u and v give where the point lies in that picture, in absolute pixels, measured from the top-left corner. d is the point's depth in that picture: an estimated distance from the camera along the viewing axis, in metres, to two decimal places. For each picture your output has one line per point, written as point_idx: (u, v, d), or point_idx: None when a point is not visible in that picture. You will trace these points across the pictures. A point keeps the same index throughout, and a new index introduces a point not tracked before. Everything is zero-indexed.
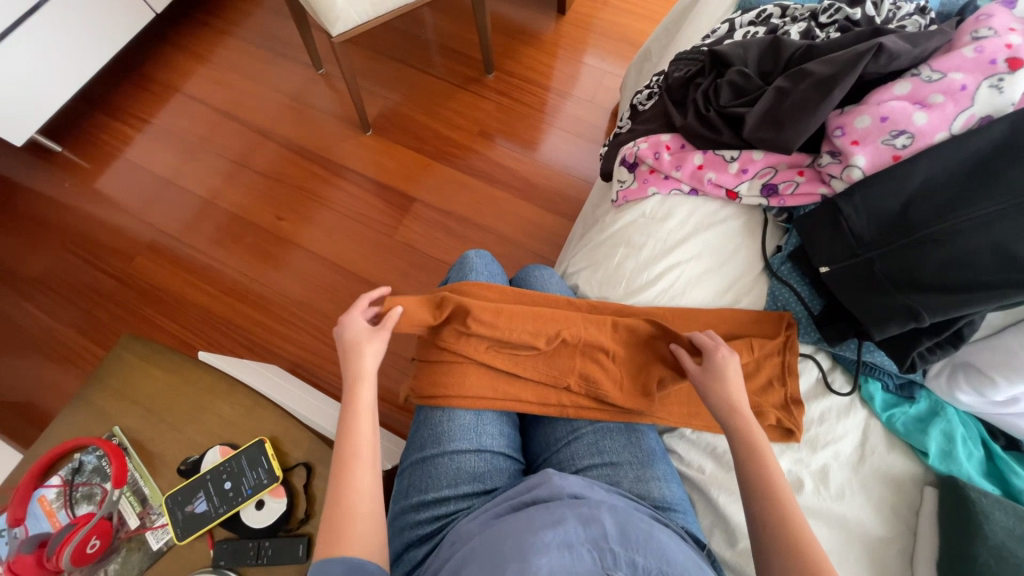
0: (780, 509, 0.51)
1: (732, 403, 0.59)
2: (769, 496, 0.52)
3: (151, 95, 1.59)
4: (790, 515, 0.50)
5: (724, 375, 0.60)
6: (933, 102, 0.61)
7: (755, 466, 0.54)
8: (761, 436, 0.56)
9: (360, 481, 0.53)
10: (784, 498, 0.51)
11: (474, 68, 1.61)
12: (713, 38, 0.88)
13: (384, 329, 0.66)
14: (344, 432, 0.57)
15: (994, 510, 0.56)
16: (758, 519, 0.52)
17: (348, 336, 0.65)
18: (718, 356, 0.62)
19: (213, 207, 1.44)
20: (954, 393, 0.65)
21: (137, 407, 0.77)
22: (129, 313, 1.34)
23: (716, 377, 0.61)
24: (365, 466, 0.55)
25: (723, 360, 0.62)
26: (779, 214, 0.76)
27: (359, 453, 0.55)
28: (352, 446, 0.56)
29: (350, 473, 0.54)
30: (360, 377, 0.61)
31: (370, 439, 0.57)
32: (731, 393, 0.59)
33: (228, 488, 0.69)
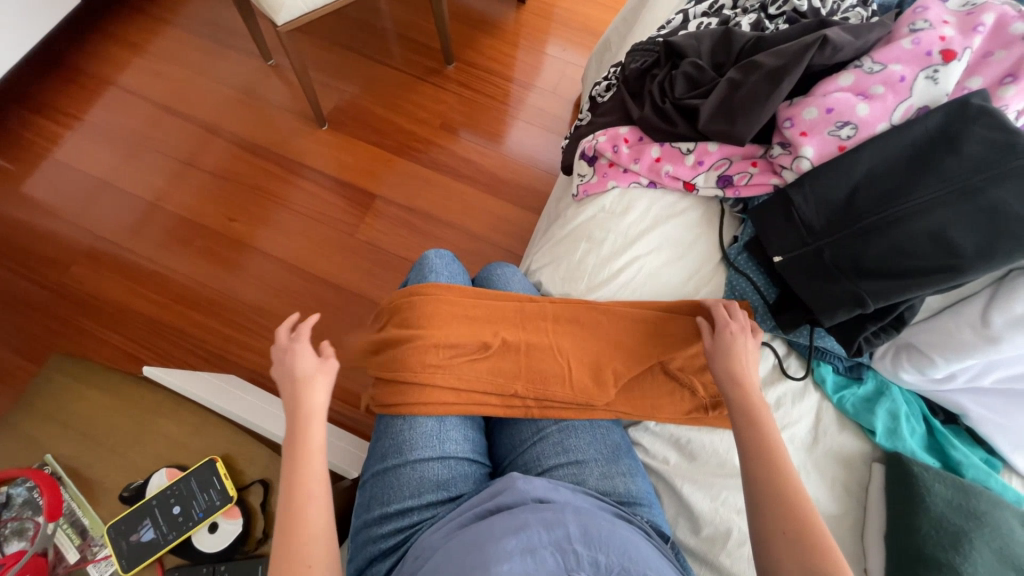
0: (777, 478, 0.52)
1: (738, 377, 0.60)
2: (770, 462, 0.53)
3: (80, 89, 1.46)
4: (786, 478, 0.52)
5: (733, 349, 0.62)
6: (875, 92, 0.63)
7: (755, 432, 0.56)
8: (763, 409, 0.58)
9: (312, 516, 0.51)
10: (784, 463, 0.53)
11: (434, 59, 1.56)
12: (668, 28, 0.88)
13: (330, 362, 0.64)
14: (292, 468, 0.54)
15: (935, 483, 0.60)
16: (756, 481, 0.53)
17: (285, 373, 0.62)
18: (733, 331, 0.64)
19: (157, 209, 1.35)
20: (899, 372, 0.67)
21: (74, 432, 0.71)
22: (66, 327, 1.24)
23: (727, 354, 0.62)
24: (317, 501, 0.52)
25: (731, 338, 0.63)
26: (735, 205, 0.77)
27: (309, 490, 0.52)
28: (301, 485, 0.52)
29: (298, 514, 0.50)
30: (308, 413, 0.58)
31: (320, 477, 0.54)
32: (737, 369, 0.61)
33: (177, 513, 0.65)
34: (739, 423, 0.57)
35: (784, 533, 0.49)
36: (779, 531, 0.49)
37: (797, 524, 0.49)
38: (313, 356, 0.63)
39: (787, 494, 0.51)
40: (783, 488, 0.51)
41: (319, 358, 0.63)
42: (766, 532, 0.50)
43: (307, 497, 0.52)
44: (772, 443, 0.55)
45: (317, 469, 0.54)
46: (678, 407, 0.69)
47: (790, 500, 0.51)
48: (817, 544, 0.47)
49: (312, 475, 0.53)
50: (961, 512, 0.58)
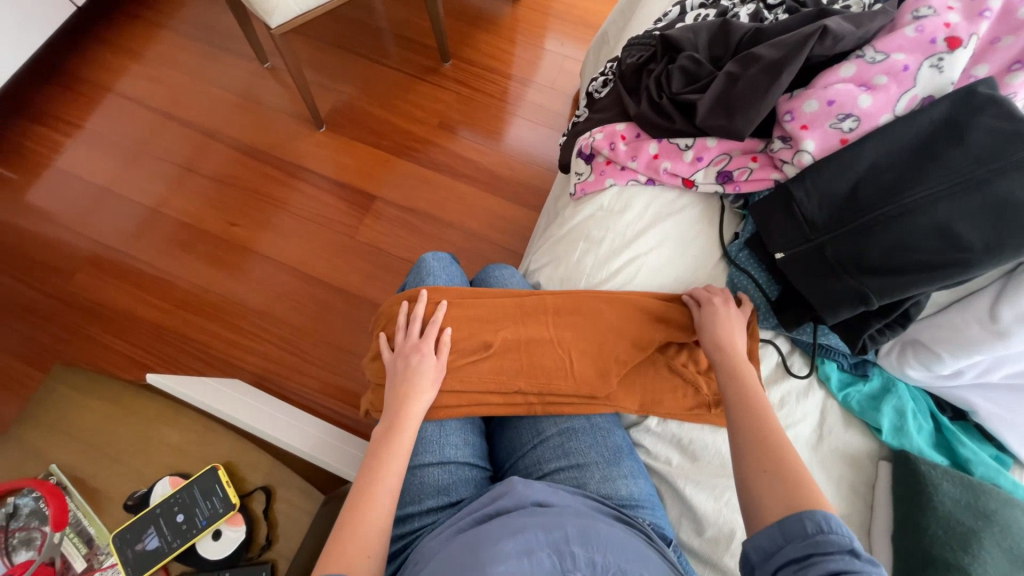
0: (756, 426, 0.53)
1: (723, 342, 0.62)
2: (749, 408, 0.55)
3: (80, 97, 1.47)
4: (765, 417, 0.54)
5: (715, 316, 0.65)
6: (877, 83, 0.62)
7: (733, 379, 0.59)
8: (746, 368, 0.60)
9: (376, 512, 0.53)
10: (761, 408, 0.55)
11: (430, 57, 1.55)
12: (665, 21, 0.86)
13: (440, 369, 0.66)
14: (371, 467, 0.57)
15: (943, 481, 0.59)
16: (737, 428, 0.54)
17: (405, 366, 0.65)
18: (714, 302, 0.66)
19: (159, 215, 1.35)
20: (905, 369, 0.66)
21: (79, 442, 0.72)
22: (73, 334, 1.25)
23: (707, 324, 0.65)
24: (384, 500, 0.54)
25: (714, 305, 0.66)
26: (736, 201, 0.75)
27: (381, 489, 0.55)
28: (374, 485, 0.55)
29: (365, 507, 0.53)
30: (408, 416, 0.62)
31: (396, 478, 0.57)
32: (719, 332, 0.63)
33: (180, 521, 0.65)
34: (721, 375, 0.60)
35: (763, 472, 0.49)
36: (760, 471, 0.49)
37: (774, 464, 0.49)
38: (431, 363, 0.65)
39: (764, 436, 0.52)
40: (759, 429, 0.53)
41: (435, 362, 0.66)
42: (750, 471, 0.50)
43: (380, 495, 0.55)
44: (751, 391, 0.57)
45: (396, 470, 0.57)
46: (680, 405, 0.68)
47: (770, 442, 0.51)
48: (796, 480, 0.48)
49: (390, 475, 0.56)
50: (968, 509, 0.57)
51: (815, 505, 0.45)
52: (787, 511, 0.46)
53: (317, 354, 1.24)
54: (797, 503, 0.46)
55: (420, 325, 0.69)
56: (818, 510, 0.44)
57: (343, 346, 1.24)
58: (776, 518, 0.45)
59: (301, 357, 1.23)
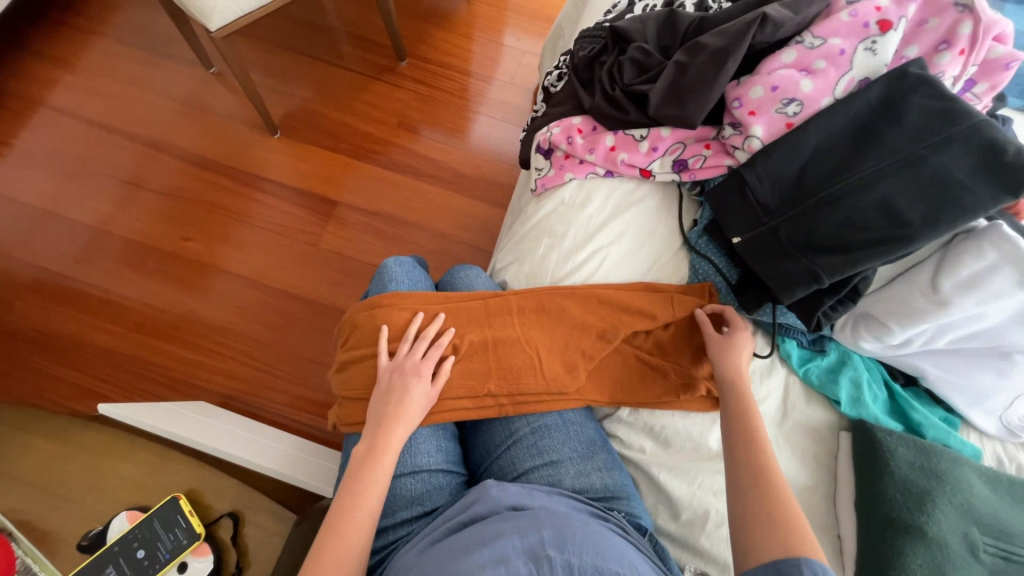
0: (758, 463, 0.54)
1: (734, 373, 0.63)
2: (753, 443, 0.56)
3: (8, 112, 1.37)
4: (767, 455, 0.55)
5: (735, 349, 0.64)
6: (817, 68, 0.63)
7: (739, 411, 0.60)
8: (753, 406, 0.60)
9: (353, 536, 0.52)
10: (763, 445, 0.56)
11: (386, 56, 1.51)
12: (615, 13, 0.87)
13: (433, 395, 0.64)
14: (348, 487, 0.55)
15: (898, 447, 0.61)
16: (738, 462, 0.56)
17: (401, 388, 0.63)
18: (741, 335, 0.66)
19: (106, 234, 1.28)
20: (859, 342, 0.69)
21: (24, 485, 0.68)
22: (18, 367, 1.17)
23: (726, 348, 0.65)
24: (363, 525, 0.53)
25: (741, 340, 0.65)
26: (693, 187, 0.76)
27: (357, 510, 0.53)
28: (351, 505, 0.54)
29: (343, 528, 0.52)
30: (393, 440, 0.59)
31: (377, 500, 0.55)
32: (736, 365, 0.63)
33: (142, 557, 0.60)
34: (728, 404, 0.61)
35: (764, 515, 0.50)
36: (765, 514, 0.50)
37: (776, 506, 0.51)
38: (425, 386, 0.64)
39: (766, 473, 0.53)
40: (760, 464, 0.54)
41: (430, 389, 0.64)
42: (754, 514, 0.51)
43: (361, 517, 0.53)
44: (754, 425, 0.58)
45: (378, 492, 0.55)
46: (651, 392, 0.69)
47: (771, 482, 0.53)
48: (795, 523, 0.49)
49: (371, 496, 0.55)
50: (922, 472, 0.60)
51: (809, 552, 0.47)
52: (782, 553, 0.47)
53: (286, 368, 1.20)
54: (794, 546, 0.47)
55: (425, 346, 0.66)
56: (809, 558, 0.46)
57: (313, 358, 1.21)
58: (772, 559, 0.47)
59: (269, 372, 1.19)
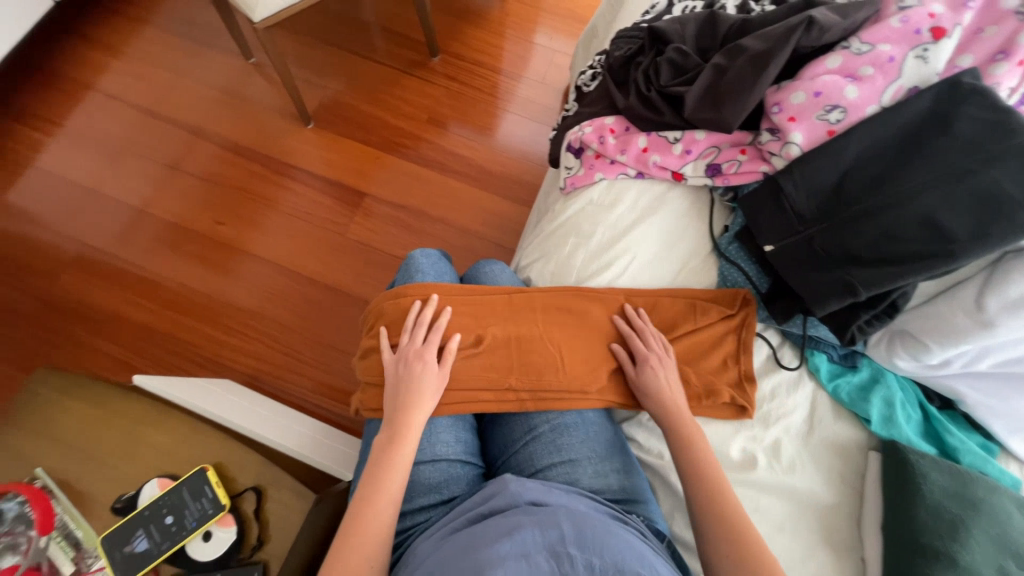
0: (717, 507, 0.55)
1: (665, 407, 0.64)
2: (711, 488, 0.57)
3: (61, 94, 1.44)
4: (726, 501, 0.56)
5: (652, 383, 0.65)
6: (863, 74, 0.62)
7: (690, 459, 0.60)
8: (697, 439, 0.61)
9: (377, 521, 0.53)
10: (719, 484, 0.57)
11: (419, 52, 1.53)
12: (653, 14, 0.86)
13: (444, 379, 0.65)
14: (372, 474, 0.57)
15: (931, 470, 0.59)
16: (700, 508, 0.56)
17: (408, 375, 0.64)
18: (652, 367, 0.66)
19: (145, 214, 1.33)
20: (893, 359, 0.67)
21: (63, 446, 0.71)
22: (59, 337, 1.23)
23: (646, 387, 0.65)
24: (386, 509, 0.55)
25: (655, 370, 0.66)
26: (725, 193, 0.75)
27: (382, 498, 0.55)
28: (376, 493, 0.55)
29: (366, 516, 0.53)
30: (410, 426, 0.61)
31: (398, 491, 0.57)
32: (662, 399, 0.64)
33: (170, 523, 0.64)
34: (676, 452, 0.61)
35: (729, 558, 0.52)
36: (732, 558, 0.52)
37: (741, 550, 0.52)
38: (433, 369, 0.65)
39: (724, 517, 0.55)
40: (718, 507, 0.56)
41: (437, 371, 0.65)
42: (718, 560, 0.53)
43: (383, 505, 0.55)
44: (705, 470, 0.58)
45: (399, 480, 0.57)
46: None
47: (727, 519, 0.54)
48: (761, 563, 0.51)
49: (393, 482, 0.56)
50: (955, 498, 0.58)
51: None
52: None
53: (308, 353, 1.23)
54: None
55: (424, 330, 0.68)
56: None
57: (335, 344, 1.24)
58: None
59: (291, 355, 1.22)
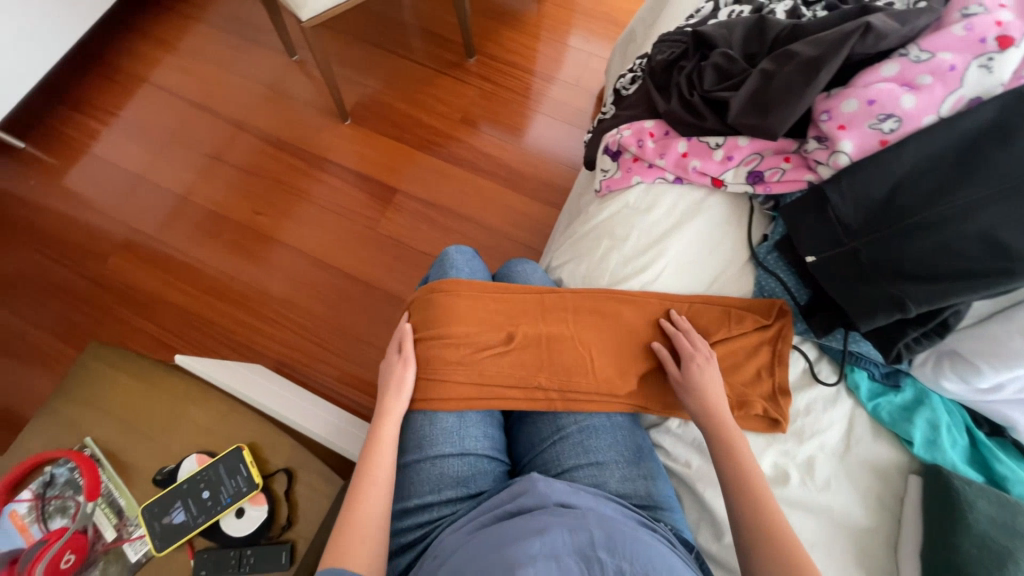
0: (762, 520, 0.54)
1: (707, 409, 0.62)
2: (753, 500, 0.55)
3: (118, 86, 1.52)
4: (769, 511, 0.54)
5: (697, 383, 0.64)
6: (921, 83, 0.59)
7: (734, 469, 0.58)
8: (742, 447, 0.59)
9: (369, 501, 0.56)
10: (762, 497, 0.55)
11: (455, 52, 1.55)
12: (698, 18, 0.85)
13: (409, 366, 0.68)
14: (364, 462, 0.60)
15: (978, 498, 0.56)
16: (742, 521, 0.55)
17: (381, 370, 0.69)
18: (697, 366, 0.65)
19: (189, 202, 1.39)
20: (940, 380, 0.64)
21: (111, 418, 0.75)
22: (105, 315, 1.29)
23: (691, 386, 0.64)
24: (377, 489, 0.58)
25: (701, 369, 0.65)
26: (766, 201, 0.74)
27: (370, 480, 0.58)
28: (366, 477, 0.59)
29: (358, 502, 0.56)
30: (388, 415, 0.65)
31: (388, 481, 0.59)
32: (706, 401, 0.63)
33: (207, 498, 0.67)
34: (719, 462, 0.59)
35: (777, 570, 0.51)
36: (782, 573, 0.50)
37: (793, 571, 0.50)
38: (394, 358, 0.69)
39: (770, 534, 0.53)
40: (764, 523, 0.54)
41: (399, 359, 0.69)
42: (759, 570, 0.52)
43: (372, 489, 0.58)
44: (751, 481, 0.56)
45: (387, 470, 0.60)
46: None
47: (772, 534, 0.53)
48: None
49: (378, 467, 0.60)
50: (1006, 530, 0.54)
51: None
52: None
53: (335, 343, 1.26)
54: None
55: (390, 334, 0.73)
56: None
57: (362, 336, 1.26)
58: None
59: (319, 344, 1.26)
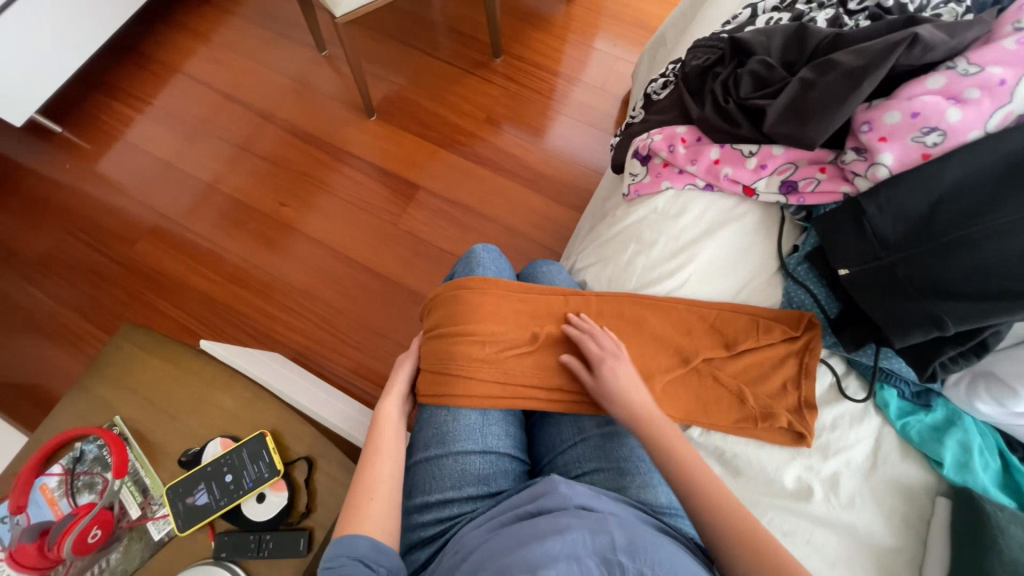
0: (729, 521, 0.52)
1: (628, 411, 0.62)
2: (711, 500, 0.54)
3: (151, 75, 1.55)
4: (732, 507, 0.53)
5: (611, 385, 0.64)
6: (968, 97, 0.57)
7: (681, 474, 0.56)
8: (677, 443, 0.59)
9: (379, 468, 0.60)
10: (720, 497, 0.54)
11: (482, 52, 1.56)
12: (734, 24, 0.84)
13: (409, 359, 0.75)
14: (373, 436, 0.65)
15: (1010, 524, 0.54)
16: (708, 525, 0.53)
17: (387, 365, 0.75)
18: (607, 367, 0.65)
19: (215, 190, 1.42)
20: (973, 403, 0.62)
21: (139, 398, 0.77)
22: (130, 298, 1.33)
23: (610, 392, 0.64)
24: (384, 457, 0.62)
25: (611, 370, 0.65)
26: (798, 212, 0.73)
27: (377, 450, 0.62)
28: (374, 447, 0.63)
29: (368, 467, 0.60)
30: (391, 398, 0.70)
31: (395, 455, 0.63)
32: (626, 402, 0.63)
33: (229, 481, 0.69)
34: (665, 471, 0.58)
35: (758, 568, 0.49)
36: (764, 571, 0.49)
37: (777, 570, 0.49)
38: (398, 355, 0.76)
39: (744, 529, 0.52)
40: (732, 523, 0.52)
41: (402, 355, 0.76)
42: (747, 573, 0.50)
43: (381, 457, 0.62)
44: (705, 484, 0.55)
45: (394, 444, 0.64)
46: (727, 416, 0.67)
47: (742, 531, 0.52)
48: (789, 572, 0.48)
49: (385, 439, 0.64)
50: None
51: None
52: None
53: (352, 335, 1.27)
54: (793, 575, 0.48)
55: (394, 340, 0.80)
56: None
57: (378, 330, 1.28)
58: None
59: (335, 336, 1.27)
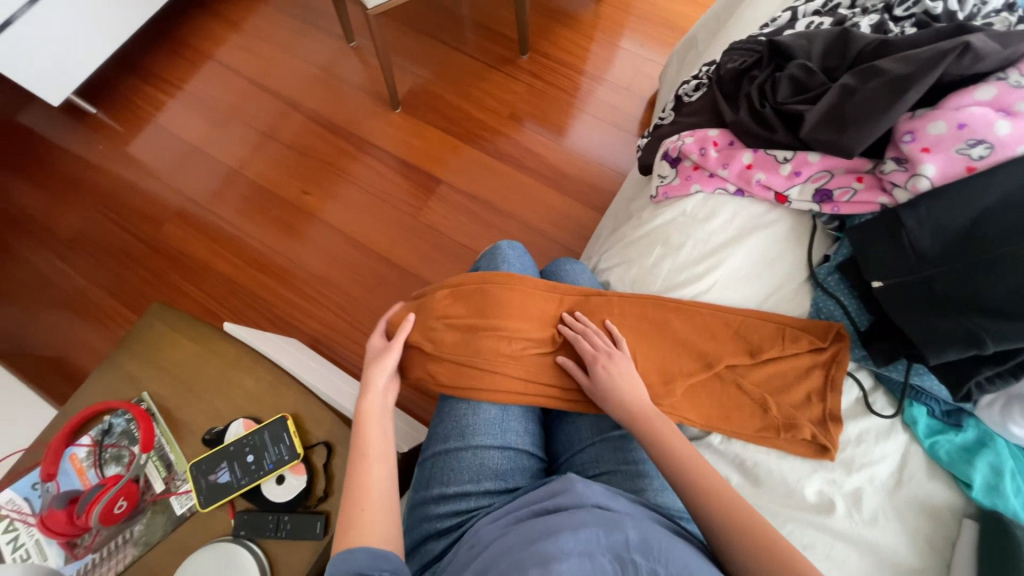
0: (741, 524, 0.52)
1: (620, 410, 0.64)
2: (724, 504, 0.54)
3: (183, 60, 1.58)
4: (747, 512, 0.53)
5: (604, 384, 0.65)
6: (1019, 109, 0.56)
7: (692, 479, 0.56)
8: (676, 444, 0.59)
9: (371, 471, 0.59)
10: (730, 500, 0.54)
11: (508, 48, 1.56)
12: (773, 27, 0.83)
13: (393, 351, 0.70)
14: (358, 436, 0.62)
15: None
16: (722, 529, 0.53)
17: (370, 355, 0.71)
18: (598, 367, 0.65)
19: (240, 176, 1.44)
20: (1008, 425, 0.60)
21: (166, 376, 0.78)
22: (155, 278, 1.36)
23: (603, 392, 0.65)
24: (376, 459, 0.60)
25: (604, 369, 0.65)
26: (830, 222, 0.72)
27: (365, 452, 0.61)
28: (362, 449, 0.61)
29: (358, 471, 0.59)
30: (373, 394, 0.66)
31: (385, 455, 0.61)
32: (619, 400, 0.64)
33: (250, 462, 0.71)
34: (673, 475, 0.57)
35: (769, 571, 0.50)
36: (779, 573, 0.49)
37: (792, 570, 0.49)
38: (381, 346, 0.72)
39: (759, 533, 0.52)
40: (748, 526, 0.52)
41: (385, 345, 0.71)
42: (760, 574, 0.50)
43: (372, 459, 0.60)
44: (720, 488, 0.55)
45: (382, 444, 0.62)
46: (748, 425, 0.66)
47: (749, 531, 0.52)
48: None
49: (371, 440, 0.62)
50: None
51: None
52: None
53: (369, 325, 1.29)
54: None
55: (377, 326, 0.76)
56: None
57: None
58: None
59: (352, 325, 1.29)
